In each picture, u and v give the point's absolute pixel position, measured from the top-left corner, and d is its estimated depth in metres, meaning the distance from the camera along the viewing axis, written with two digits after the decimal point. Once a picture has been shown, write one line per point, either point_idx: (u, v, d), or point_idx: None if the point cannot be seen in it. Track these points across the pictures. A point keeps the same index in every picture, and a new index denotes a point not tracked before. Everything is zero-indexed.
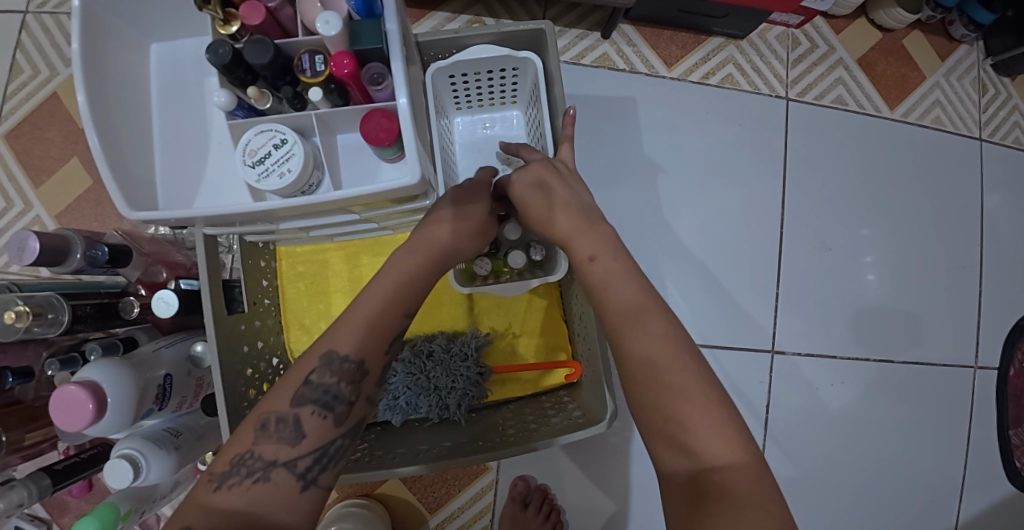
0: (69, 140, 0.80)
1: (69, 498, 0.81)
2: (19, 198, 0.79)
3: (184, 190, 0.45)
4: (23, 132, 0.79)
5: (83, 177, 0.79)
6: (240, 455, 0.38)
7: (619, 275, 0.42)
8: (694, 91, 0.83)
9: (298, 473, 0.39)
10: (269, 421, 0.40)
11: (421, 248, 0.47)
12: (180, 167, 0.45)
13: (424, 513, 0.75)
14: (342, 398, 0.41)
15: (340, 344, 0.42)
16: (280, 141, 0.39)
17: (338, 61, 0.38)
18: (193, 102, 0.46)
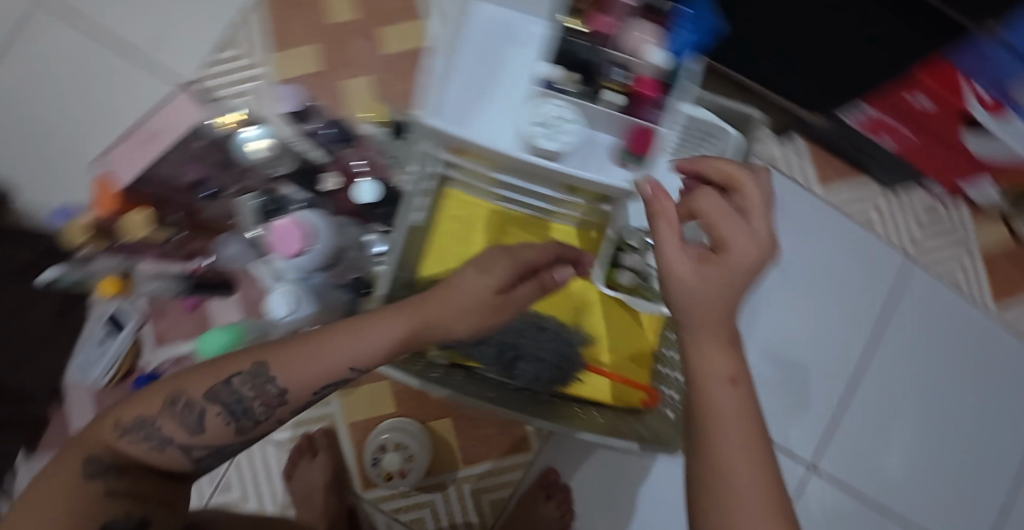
0: (312, 25, 0.89)
1: (169, 307, 0.85)
2: (249, 55, 0.89)
3: (463, 117, 0.64)
4: (281, 4, 0.90)
5: (309, 61, 0.88)
6: (144, 417, 0.42)
7: (732, 413, 0.37)
8: (830, 214, 0.88)
9: (188, 454, 0.44)
10: (180, 403, 0.43)
11: (421, 308, 0.45)
12: (466, 100, 0.64)
13: (458, 462, 0.82)
14: (251, 413, 0.44)
15: (283, 370, 0.43)
16: (566, 119, 0.58)
17: (642, 83, 0.56)
18: (490, 58, 0.64)
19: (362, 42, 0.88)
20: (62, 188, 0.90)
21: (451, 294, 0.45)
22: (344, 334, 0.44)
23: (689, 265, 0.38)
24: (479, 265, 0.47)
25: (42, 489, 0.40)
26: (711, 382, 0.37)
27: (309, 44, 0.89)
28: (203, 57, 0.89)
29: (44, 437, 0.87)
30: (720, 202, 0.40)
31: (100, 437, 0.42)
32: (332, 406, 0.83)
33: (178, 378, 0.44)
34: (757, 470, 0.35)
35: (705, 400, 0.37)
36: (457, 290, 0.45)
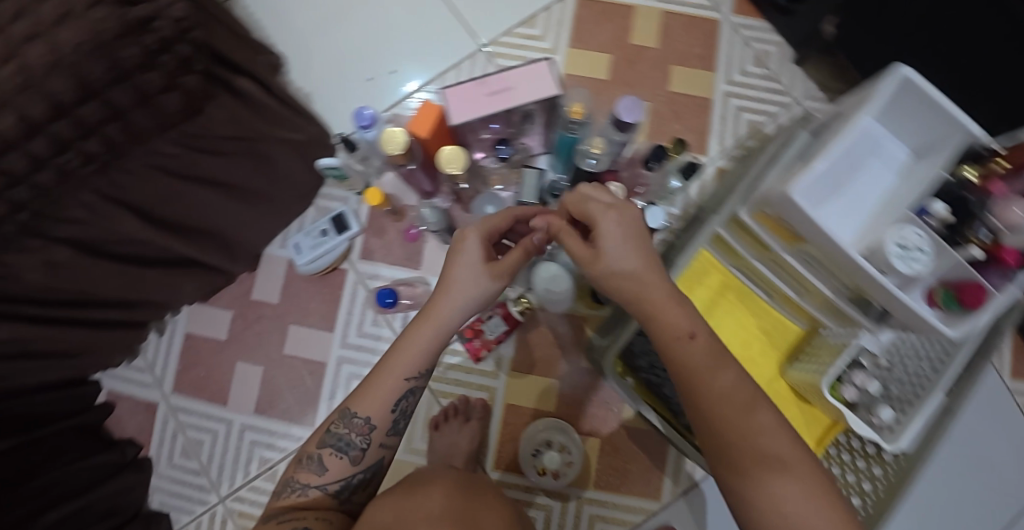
0: (614, 37, 0.93)
1: (388, 228, 0.89)
2: (551, 42, 0.93)
3: (814, 198, 0.60)
4: (593, 7, 0.94)
5: (602, 67, 0.92)
6: (288, 481, 0.61)
7: (707, 358, 0.47)
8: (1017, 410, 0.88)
9: (327, 491, 0.61)
10: (304, 459, 0.62)
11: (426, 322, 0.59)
12: (825, 185, 0.61)
13: (590, 483, 0.83)
14: (353, 443, 0.61)
15: (359, 407, 0.61)
16: (921, 251, 0.57)
17: (1008, 254, 0.55)
18: (858, 160, 0.63)
19: (653, 70, 0.92)
20: (330, 83, 0.95)
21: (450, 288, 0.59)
22: (391, 362, 0.61)
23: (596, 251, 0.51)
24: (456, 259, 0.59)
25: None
26: (677, 343, 0.48)
27: (607, 53, 0.93)
28: (506, 24, 0.94)
29: (222, 292, 0.89)
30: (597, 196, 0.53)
31: (270, 505, 0.61)
32: (498, 381, 0.85)
33: (292, 466, 0.63)
34: (774, 428, 0.45)
35: (678, 359, 0.47)
36: (460, 281, 0.59)
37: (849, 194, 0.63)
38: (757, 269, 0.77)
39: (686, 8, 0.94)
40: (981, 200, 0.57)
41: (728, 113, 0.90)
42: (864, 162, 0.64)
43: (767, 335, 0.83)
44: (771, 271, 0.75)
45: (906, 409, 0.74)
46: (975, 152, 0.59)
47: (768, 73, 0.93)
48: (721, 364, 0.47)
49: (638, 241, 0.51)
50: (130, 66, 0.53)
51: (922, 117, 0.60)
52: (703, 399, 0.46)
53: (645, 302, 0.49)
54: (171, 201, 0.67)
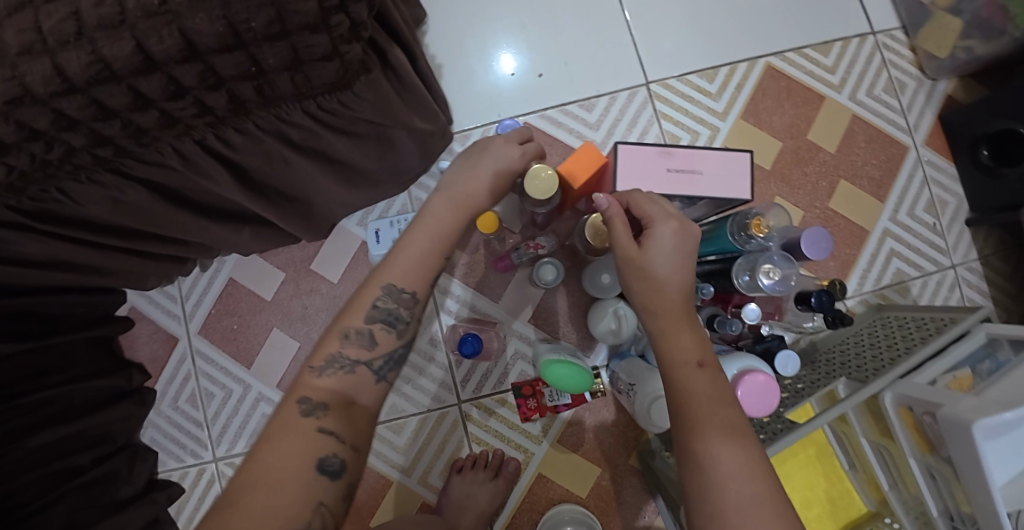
0: (790, 125, 0.84)
1: (481, 247, 0.80)
2: (723, 106, 0.84)
3: (992, 437, 0.53)
4: (780, 82, 0.85)
5: (766, 158, 0.83)
6: (332, 354, 0.46)
7: (709, 392, 0.47)
8: None
9: (375, 370, 0.47)
10: (350, 332, 0.47)
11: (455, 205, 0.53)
12: (1007, 429, 0.53)
13: None
14: (402, 316, 0.48)
15: (404, 277, 0.49)
16: None
17: None
18: None
19: (820, 178, 0.83)
20: (471, 60, 0.84)
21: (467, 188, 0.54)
22: (419, 227, 0.51)
23: (639, 248, 0.50)
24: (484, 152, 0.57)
25: (265, 455, 0.41)
26: (687, 369, 0.48)
27: (779, 141, 0.84)
28: (682, 67, 0.84)
29: (283, 249, 0.83)
30: (662, 203, 0.53)
31: (303, 382, 0.45)
32: (539, 448, 0.79)
33: (344, 314, 0.48)
34: (720, 393, 0.47)
35: (679, 386, 0.47)
36: (480, 172, 0.55)
37: None
38: (863, 446, 0.70)
39: (877, 120, 0.86)
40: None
41: (880, 254, 0.82)
42: None
43: (833, 503, 0.77)
44: (873, 455, 0.70)
45: None
46: None
47: (936, 224, 0.84)
48: (725, 399, 0.46)
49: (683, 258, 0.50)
50: (294, 24, 0.41)
51: None
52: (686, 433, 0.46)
53: (662, 314, 0.49)
54: (276, 166, 0.58)
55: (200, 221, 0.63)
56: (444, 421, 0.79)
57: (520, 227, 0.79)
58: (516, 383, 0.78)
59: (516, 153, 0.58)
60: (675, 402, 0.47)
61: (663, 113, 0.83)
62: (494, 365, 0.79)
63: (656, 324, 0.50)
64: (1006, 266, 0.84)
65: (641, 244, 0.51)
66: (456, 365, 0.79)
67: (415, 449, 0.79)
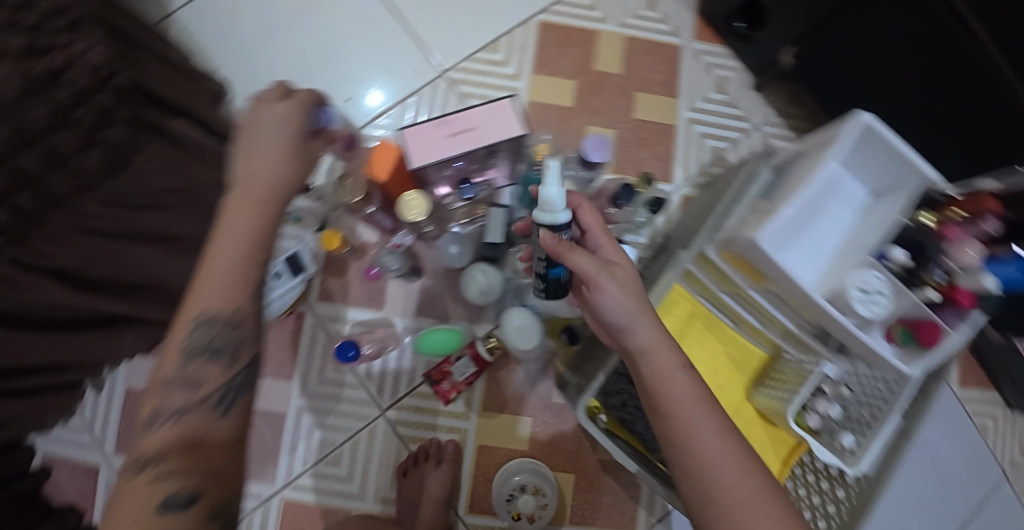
0: (576, 63, 0.93)
1: (351, 266, 0.85)
2: (515, 68, 0.92)
3: (778, 240, 0.60)
4: (555, 31, 0.94)
5: (567, 97, 0.92)
6: (156, 405, 0.44)
7: (697, 399, 0.48)
8: (954, 414, 0.96)
9: (212, 405, 0.45)
10: (167, 382, 0.45)
11: (255, 195, 0.49)
12: (789, 227, 0.61)
13: (565, 519, 0.83)
14: (224, 346, 0.46)
15: (205, 299, 0.46)
16: (879, 292, 0.57)
17: (964, 296, 0.56)
18: (820, 205, 0.63)
19: (618, 96, 0.93)
20: None
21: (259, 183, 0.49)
22: (216, 254, 0.47)
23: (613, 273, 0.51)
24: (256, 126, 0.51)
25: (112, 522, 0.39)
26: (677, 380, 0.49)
27: (573, 79, 0.93)
28: (467, 49, 0.92)
29: None
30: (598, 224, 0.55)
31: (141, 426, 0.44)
32: (470, 422, 0.83)
33: (181, 306, 0.46)
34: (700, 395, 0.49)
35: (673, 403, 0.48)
36: (267, 153, 0.50)
37: (810, 234, 0.63)
38: (728, 301, 0.77)
39: (649, 33, 0.96)
40: (937, 243, 0.57)
41: (692, 139, 0.92)
42: (826, 202, 0.64)
43: (737, 363, 0.83)
44: (737, 304, 0.76)
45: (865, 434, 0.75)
46: (921, 197, 0.60)
47: (728, 99, 0.95)
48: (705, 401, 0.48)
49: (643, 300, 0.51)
50: (38, 128, 0.47)
51: (877, 163, 0.61)
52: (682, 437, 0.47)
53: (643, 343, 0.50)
54: (102, 262, 0.62)
55: (59, 338, 0.65)
56: (376, 435, 0.82)
57: (377, 236, 0.84)
58: (426, 372, 0.82)
59: (283, 109, 0.52)
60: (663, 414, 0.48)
61: (466, 94, 0.91)
62: (400, 365, 0.83)
63: (646, 337, 0.50)
64: (800, 111, 0.96)
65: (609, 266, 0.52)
66: (368, 380, 0.83)
67: (359, 471, 0.82)
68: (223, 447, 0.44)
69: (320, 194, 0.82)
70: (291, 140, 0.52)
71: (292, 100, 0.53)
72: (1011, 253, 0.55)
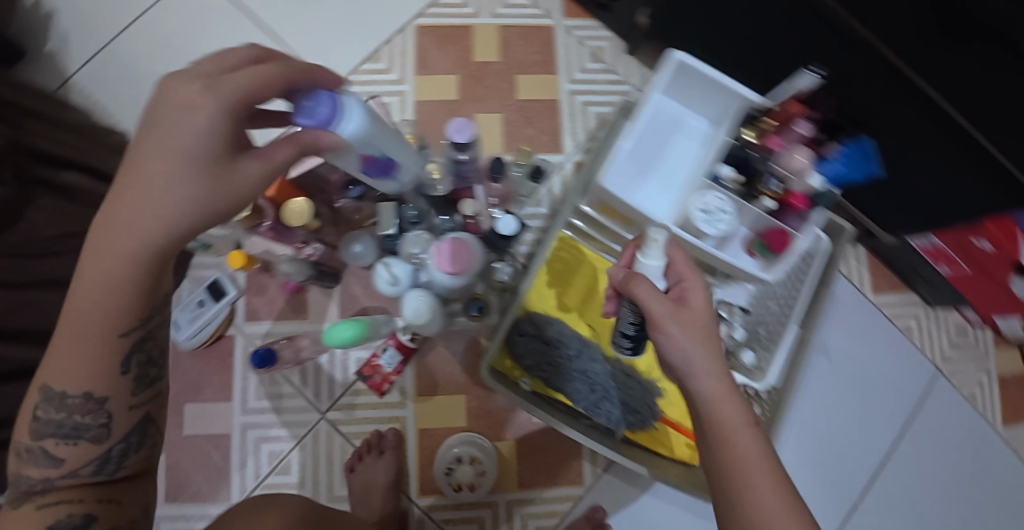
0: (456, 58, 0.97)
1: (271, 285, 0.89)
2: (399, 72, 0.96)
3: (619, 183, 0.65)
4: (432, 31, 0.98)
5: (452, 90, 0.96)
6: (26, 451, 0.44)
7: (759, 452, 0.44)
8: (879, 320, 0.98)
9: (89, 471, 0.45)
10: (22, 452, 0.44)
11: (123, 241, 0.37)
12: (630, 169, 0.66)
13: (515, 484, 0.87)
14: (88, 424, 0.43)
15: (62, 378, 0.41)
16: (721, 209, 0.61)
17: (797, 199, 0.60)
18: (659, 140, 0.68)
19: (500, 82, 0.97)
20: None
21: (138, 218, 0.37)
22: (89, 297, 0.38)
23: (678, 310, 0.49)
24: (156, 132, 0.37)
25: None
26: (738, 430, 0.45)
27: (455, 74, 0.97)
28: (350, 63, 0.96)
29: None
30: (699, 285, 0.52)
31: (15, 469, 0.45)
32: (407, 410, 0.87)
33: (34, 372, 0.42)
34: (753, 437, 0.45)
35: (730, 447, 0.45)
36: (153, 183, 0.37)
37: (655, 171, 0.68)
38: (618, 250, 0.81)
39: (522, 19, 1.00)
40: (764, 157, 0.62)
41: (576, 109, 0.98)
42: (666, 138, 0.68)
43: None
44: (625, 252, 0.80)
45: (767, 348, 0.78)
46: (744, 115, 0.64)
47: (606, 66, 1.00)
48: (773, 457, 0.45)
49: (711, 345, 0.48)
50: None
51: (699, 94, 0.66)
52: (723, 465, 0.44)
53: (711, 387, 0.47)
54: (18, 311, 0.67)
55: None
56: (320, 438, 0.86)
57: None
58: (357, 369, 0.86)
59: (209, 107, 0.37)
60: (711, 457, 0.46)
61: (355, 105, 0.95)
62: (332, 368, 0.87)
63: (733, 415, 0.46)
64: None
65: (685, 304, 0.50)
66: (305, 387, 0.87)
67: (311, 475, 0.86)
68: (126, 487, 0.47)
69: (227, 222, 0.81)
70: (189, 155, 0.37)
71: (207, 84, 0.37)
72: (821, 155, 0.61)
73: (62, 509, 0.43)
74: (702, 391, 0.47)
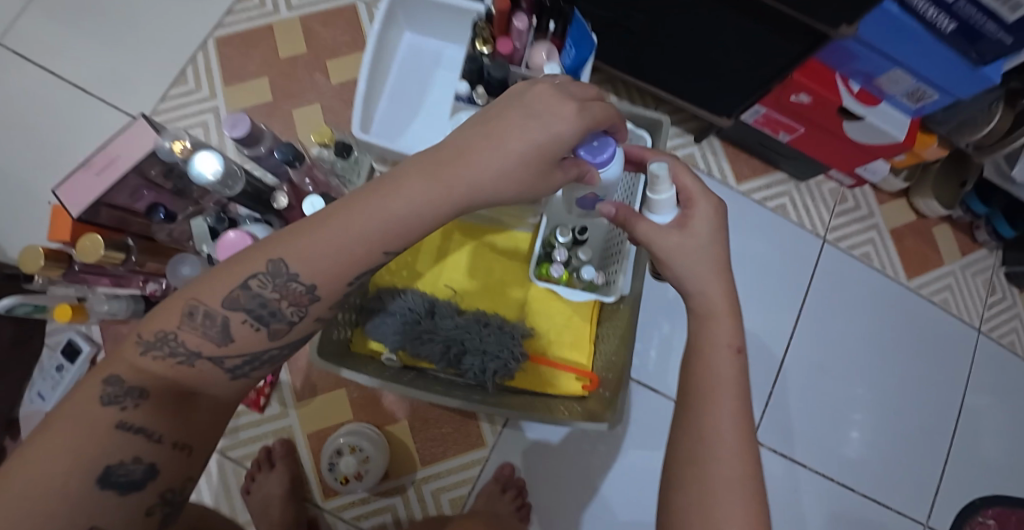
0: (263, 61, 0.95)
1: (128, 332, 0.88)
2: (208, 89, 0.94)
3: (390, 131, 0.68)
4: (233, 41, 0.96)
5: (265, 93, 0.94)
6: (165, 333, 0.38)
7: (735, 380, 0.44)
8: (750, 206, 0.96)
9: (224, 367, 0.40)
10: (196, 311, 0.38)
11: (445, 175, 0.39)
12: (395, 117, 0.69)
13: (417, 463, 0.85)
14: (281, 316, 0.40)
15: (297, 258, 0.38)
16: None
17: None
18: (419, 79, 0.70)
19: (312, 72, 0.95)
20: None
21: (467, 171, 0.39)
22: (360, 207, 0.38)
23: (697, 249, 0.46)
24: (510, 129, 0.40)
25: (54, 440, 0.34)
26: (725, 353, 0.44)
27: (265, 76, 0.95)
28: (159, 92, 0.94)
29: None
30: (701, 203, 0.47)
31: (126, 356, 0.38)
32: (291, 418, 0.85)
33: (272, 241, 0.39)
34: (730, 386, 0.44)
35: (704, 373, 0.44)
36: (489, 165, 0.39)
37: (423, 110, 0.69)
38: None
39: (320, 5, 0.97)
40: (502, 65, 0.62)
41: None
42: (427, 76, 0.70)
43: (502, 253, 0.85)
44: None
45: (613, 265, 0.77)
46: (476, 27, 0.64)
47: None
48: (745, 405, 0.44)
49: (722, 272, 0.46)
50: None
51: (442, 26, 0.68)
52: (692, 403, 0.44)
53: (711, 302, 0.45)
54: None
55: None
56: (212, 469, 0.84)
57: None
58: None
59: (572, 112, 0.40)
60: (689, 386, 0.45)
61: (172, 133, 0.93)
62: None
63: (714, 302, 0.45)
64: None
65: (685, 227, 0.46)
66: None
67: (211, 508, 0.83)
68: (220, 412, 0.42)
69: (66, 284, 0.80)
70: (538, 153, 0.40)
71: (581, 107, 0.41)
72: (561, 41, 0.63)
73: (132, 447, 0.37)
74: (698, 311, 0.46)
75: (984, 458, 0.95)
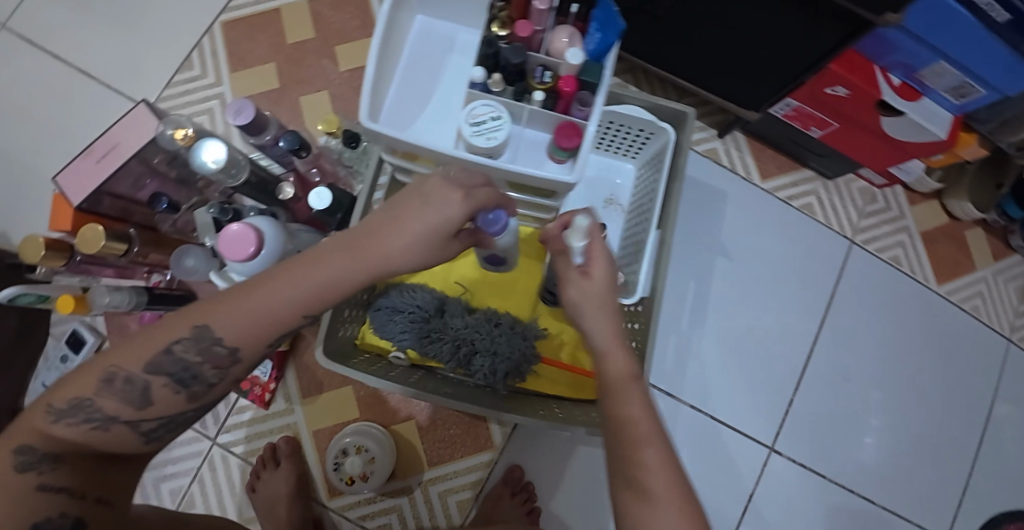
0: (270, 46, 0.92)
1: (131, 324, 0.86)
2: (214, 75, 0.92)
3: (400, 120, 0.64)
4: (240, 25, 0.93)
5: (272, 80, 0.91)
6: (79, 399, 0.38)
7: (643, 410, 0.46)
8: (774, 204, 0.93)
9: (138, 429, 0.41)
10: (117, 377, 0.39)
11: (358, 252, 0.43)
12: (407, 105, 0.64)
13: (423, 465, 0.83)
14: (202, 377, 0.41)
15: (221, 325, 0.40)
16: (496, 117, 0.56)
17: (566, 82, 0.57)
18: (433, 65, 0.66)
19: (320, 58, 0.92)
20: None
21: (379, 252, 0.44)
22: (287, 278, 0.41)
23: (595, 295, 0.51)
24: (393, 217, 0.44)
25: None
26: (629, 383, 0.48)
27: (273, 63, 0.92)
28: (163, 78, 0.92)
29: None
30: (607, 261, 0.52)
31: (32, 423, 0.38)
32: (297, 415, 0.83)
33: (192, 311, 0.40)
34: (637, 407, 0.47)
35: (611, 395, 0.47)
36: (394, 246, 0.44)
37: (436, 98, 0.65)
38: None
39: None
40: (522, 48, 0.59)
41: None
42: (440, 61, 0.66)
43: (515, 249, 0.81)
44: None
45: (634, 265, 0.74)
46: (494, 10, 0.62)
47: None
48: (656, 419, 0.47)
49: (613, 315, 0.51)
50: None
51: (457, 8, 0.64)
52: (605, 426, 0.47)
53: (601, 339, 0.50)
54: None
55: None
56: (216, 465, 0.83)
57: None
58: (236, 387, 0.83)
59: (459, 198, 0.45)
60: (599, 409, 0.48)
61: None
62: None
63: None
64: None
65: (588, 274, 0.51)
66: None
67: (215, 504, 0.82)
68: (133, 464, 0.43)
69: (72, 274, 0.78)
70: (436, 233, 0.45)
71: (467, 193, 0.45)
72: (585, 24, 0.60)
73: (55, 504, 0.37)
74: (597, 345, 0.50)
75: (1010, 472, 0.91)
